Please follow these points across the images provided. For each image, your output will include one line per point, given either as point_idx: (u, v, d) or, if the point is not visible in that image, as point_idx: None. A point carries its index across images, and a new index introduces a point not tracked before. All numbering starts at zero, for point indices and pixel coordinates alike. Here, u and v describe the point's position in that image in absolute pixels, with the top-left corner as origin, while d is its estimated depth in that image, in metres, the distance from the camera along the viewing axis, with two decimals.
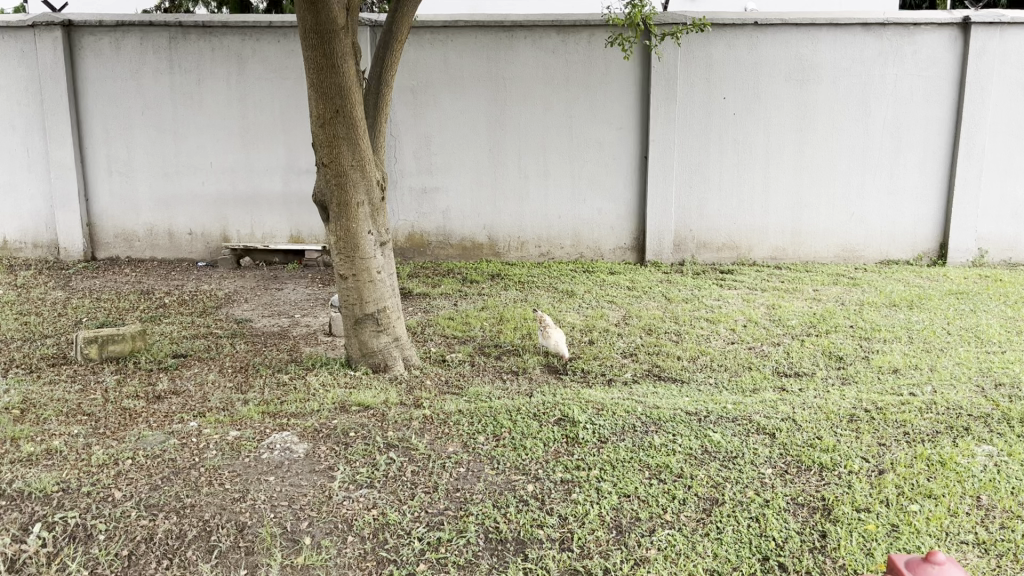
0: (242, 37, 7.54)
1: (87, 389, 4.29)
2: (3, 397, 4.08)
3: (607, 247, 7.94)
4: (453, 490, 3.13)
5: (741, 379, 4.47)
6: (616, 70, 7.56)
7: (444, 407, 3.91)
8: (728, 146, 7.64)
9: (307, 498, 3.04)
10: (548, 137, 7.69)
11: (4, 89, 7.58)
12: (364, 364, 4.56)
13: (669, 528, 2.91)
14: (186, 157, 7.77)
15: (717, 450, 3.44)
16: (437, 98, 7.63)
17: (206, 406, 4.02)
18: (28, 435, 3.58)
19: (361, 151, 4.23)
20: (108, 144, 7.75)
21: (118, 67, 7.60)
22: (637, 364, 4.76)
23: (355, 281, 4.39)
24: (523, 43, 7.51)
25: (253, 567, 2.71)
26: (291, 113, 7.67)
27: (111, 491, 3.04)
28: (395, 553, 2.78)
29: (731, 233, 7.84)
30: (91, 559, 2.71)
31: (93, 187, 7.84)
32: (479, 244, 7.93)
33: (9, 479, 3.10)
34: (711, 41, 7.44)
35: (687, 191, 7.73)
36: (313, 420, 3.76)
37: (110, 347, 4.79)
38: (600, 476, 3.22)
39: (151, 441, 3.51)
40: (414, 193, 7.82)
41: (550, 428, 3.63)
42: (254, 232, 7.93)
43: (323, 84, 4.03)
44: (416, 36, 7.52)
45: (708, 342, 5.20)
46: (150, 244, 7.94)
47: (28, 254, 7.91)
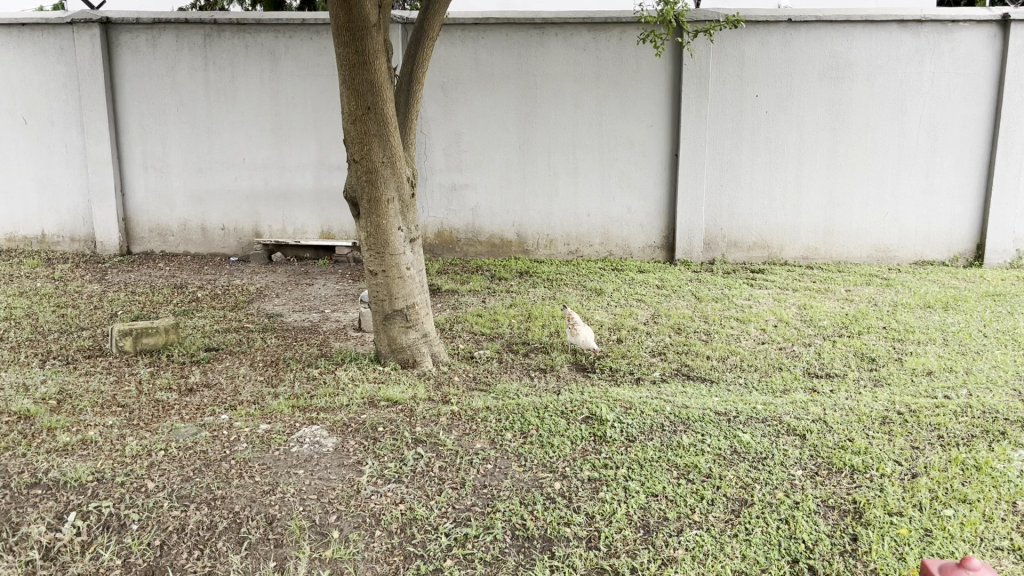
0: (276, 34, 7.61)
1: (121, 380, 4.36)
2: (41, 387, 4.17)
3: (637, 245, 7.90)
4: (481, 486, 3.14)
5: (772, 379, 4.44)
6: (647, 68, 7.52)
7: (472, 404, 3.92)
8: (760, 145, 7.57)
9: (335, 492, 3.07)
10: (578, 135, 7.67)
11: (44, 85, 7.72)
12: (393, 360, 4.58)
13: (697, 528, 2.89)
14: (219, 152, 7.86)
15: (746, 450, 3.42)
16: (467, 95, 7.65)
17: (237, 399, 4.07)
18: (64, 425, 3.65)
19: (392, 148, 4.25)
20: (143, 140, 7.86)
21: (154, 64, 7.71)
22: (666, 364, 4.72)
23: (385, 276, 4.41)
24: (554, 40, 7.49)
25: (283, 559, 2.74)
26: (323, 110, 7.72)
27: (145, 482, 3.09)
28: (422, 548, 2.79)
29: (762, 232, 7.77)
30: (125, 548, 2.75)
31: (129, 183, 7.96)
32: (508, 241, 7.93)
33: (45, 468, 3.17)
34: (744, 38, 7.38)
35: (717, 190, 7.68)
36: (343, 414, 3.78)
37: (144, 340, 4.86)
38: (628, 476, 3.20)
39: (183, 433, 3.56)
40: (444, 190, 7.85)
41: (577, 426, 3.62)
42: (286, 228, 8.00)
43: (355, 81, 4.05)
44: (447, 33, 7.53)
45: (738, 342, 5.16)
46: (183, 239, 8.05)
47: (66, 248, 8.05)
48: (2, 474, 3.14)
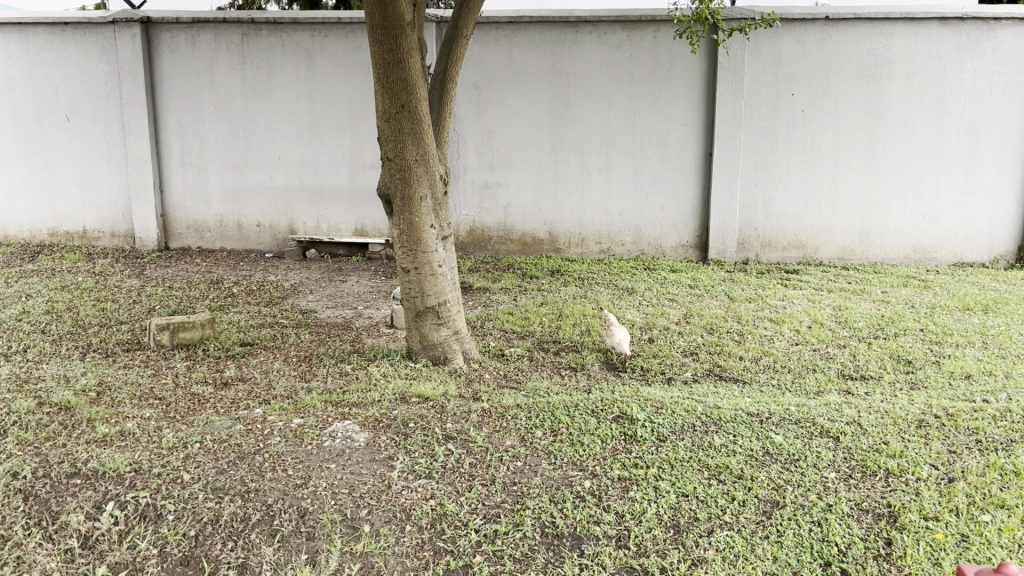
0: (312, 33, 7.68)
1: (159, 373, 4.44)
2: (81, 379, 4.26)
3: (669, 244, 7.86)
4: (510, 483, 3.15)
5: (806, 381, 4.39)
6: (681, 66, 7.48)
7: (502, 401, 3.94)
8: (796, 144, 7.49)
9: (367, 487, 3.10)
10: (611, 133, 7.65)
11: (86, 83, 7.88)
12: (425, 357, 4.60)
13: (728, 529, 2.87)
14: (255, 150, 7.96)
15: (779, 452, 3.39)
16: (500, 93, 7.66)
17: (271, 393, 4.13)
18: (103, 416, 3.72)
19: (425, 146, 4.27)
20: (182, 138, 7.99)
21: (192, 63, 7.83)
22: (698, 364, 4.70)
23: (417, 273, 4.44)
24: (588, 39, 7.47)
25: (314, 552, 2.77)
26: (357, 108, 7.78)
27: (181, 473, 3.14)
28: (452, 544, 2.81)
29: (797, 233, 7.68)
30: (161, 538, 2.80)
31: (168, 180, 8.09)
32: (540, 240, 7.93)
33: (85, 458, 3.24)
34: (780, 36, 7.30)
35: (752, 189, 7.61)
36: (375, 410, 3.82)
37: (181, 334, 4.94)
38: (658, 476, 3.19)
39: (219, 426, 3.62)
40: (476, 188, 7.87)
41: (608, 425, 3.62)
42: (320, 225, 8.08)
43: (389, 80, 4.08)
44: (481, 31, 7.55)
45: (771, 342, 5.12)
46: (219, 235, 8.16)
47: (106, 243, 8.21)
48: (43, 463, 3.21)
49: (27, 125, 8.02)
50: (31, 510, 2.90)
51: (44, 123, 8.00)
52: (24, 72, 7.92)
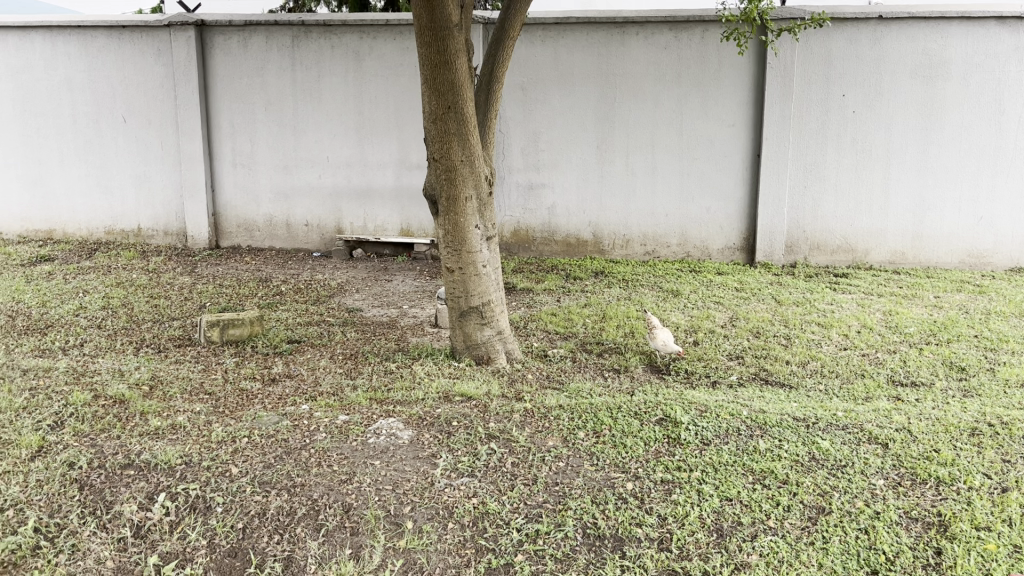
0: (360, 35, 7.78)
1: (209, 369, 4.54)
2: (135, 373, 4.37)
3: (715, 247, 7.79)
4: (552, 484, 3.16)
5: (854, 387, 4.31)
6: (729, 66, 7.40)
7: (545, 402, 3.94)
8: (846, 145, 7.36)
9: (410, 484, 3.13)
10: (657, 134, 7.60)
11: (142, 85, 8.08)
12: (468, 356, 4.63)
13: (772, 534, 2.84)
14: (304, 150, 8.08)
15: (825, 458, 3.34)
16: (546, 94, 7.66)
17: (317, 390, 4.19)
18: (155, 410, 3.82)
19: (471, 147, 4.30)
20: (233, 138, 8.15)
21: (244, 65, 7.98)
22: (743, 368, 4.65)
23: (462, 273, 4.47)
24: (635, 39, 7.44)
25: (358, 547, 2.80)
26: (404, 109, 7.85)
27: (229, 467, 3.21)
28: (494, 542, 2.82)
29: (847, 236, 7.55)
30: (210, 529, 2.86)
31: (219, 179, 8.26)
32: (584, 241, 7.91)
33: (138, 451, 3.33)
34: (831, 36, 7.19)
35: (800, 191, 7.50)
36: (418, 408, 3.85)
37: (231, 330, 5.04)
38: (702, 479, 3.17)
39: (266, 422, 3.69)
40: (521, 189, 7.89)
41: (651, 427, 3.60)
42: (367, 225, 8.18)
43: (436, 80, 4.12)
44: (527, 33, 7.57)
45: (819, 347, 5.05)
46: (269, 234, 8.30)
47: (159, 241, 8.42)
48: (98, 455, 3.30)
49: (85, 126, 8.25)
50: (86, 500, 2.99)
51: (102, 124, 8.22)
52: (83, 74, 8.14)
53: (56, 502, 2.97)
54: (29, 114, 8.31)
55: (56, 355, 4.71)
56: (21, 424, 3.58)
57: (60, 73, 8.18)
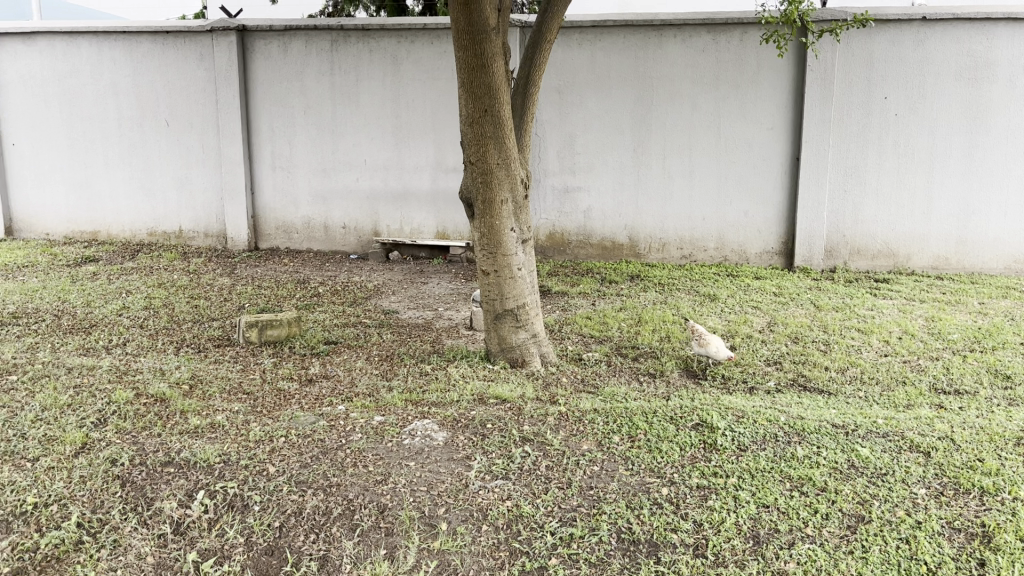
0: (398, 39, 7.83)
1: (247, 369, 4.60)
2: (175, 372, 4.45)
3: (753, 251, 7.71)
4: (587, 487, 3.15)
5: (895, 394, 4.23)
6: (768, 69, 7.33)
7: (580, 405, 3.93)
8: (888, 148, 7.25)
9: (445, 485, 3.14)
10: (694, 137, 7.55)
11: (185, 89, 8.22)
12: (503, 359, 4.63)
13: (810, 542, 2.80)
14: (342, 153, 8.16)
15: (865, 466, 3.28)
16: (582, 98, 7.65)
17: (354, 391, 4.23)
18: (195, 409, 3.88)
19: (507, 150, 4.31)
20: (273, 141, 8.26)
21: (284, 69, 8.08)
22: (781, 373, 4.60)
23: (497, 276, 4.48)
24: (673, 41, 7.40)
25: (393, 547, 2.81)
26: (441, 112, 7.89)
27: (267, 466, 3.25)
28: (528, 545, 2.82)
29: (888, 241, 7.43)
30: (247, 527, 2.90)
31: (259, 182, 8.37)
32: (620, 245, 7.88)
33: (178, 449, 3.38)
34: (873, 37, 7.09)
35: (840, 195, 7.40)
36: (453, 410, 3.87)
37: (270, 331, 5.11)
38: (738, 485, 3.14)
39: (303, 422, 3.72)
40: (557, 193, 7.88)
41: (687, 432, 3.58)
42: (403, 227, 8.23)
43: (473, 84, 4.14)
44: (564, 36, 7.56)
45: (859, 353, 4.96)
46: (307, 236, 8.39)
47: (200, 242, 8.56)
48: (139, 452, 3.37)
49: (130, 129, 8.42)
50: (128, 496, 3.04)
51: (146, 128, 8.38)
52: (128, 79, 8.31)
53: (99, 498, 3.02)
54: (75, 118, 8.50)
55: (99, 354, 4.80)
56: (66, 421, 3.66)
57: (106, 78, 8.36)
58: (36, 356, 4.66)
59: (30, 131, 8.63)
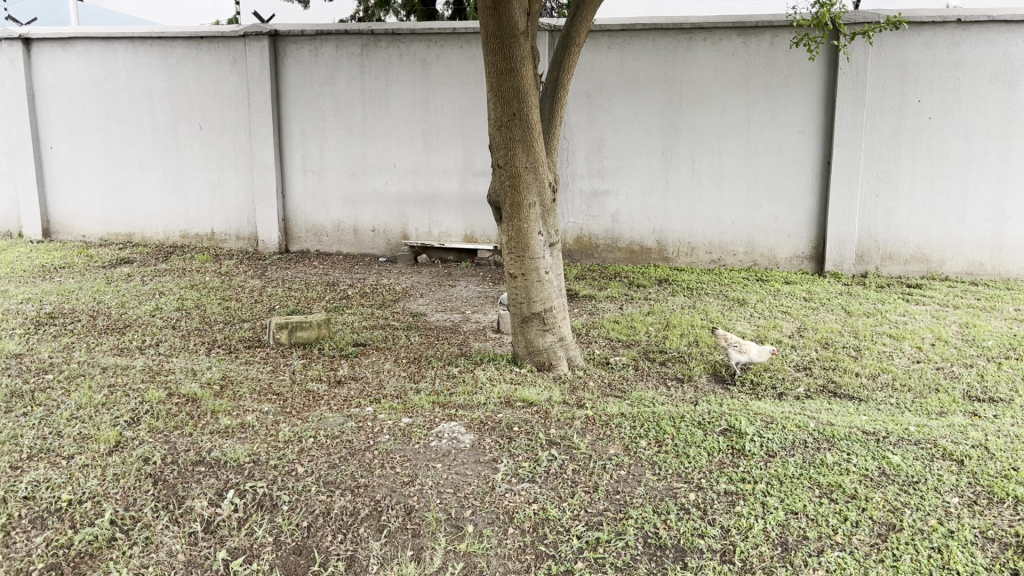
0: (428, 44, 7.88)
1: (277, 370, 4.65)
2: (207, 373, 4.51)
3: (783, 255, 7.64)
4: (613, 492, 3.14)
5: (928, 401, 4.17)
6: (800, 72, 7.27)
7: (607, 409, 3.92)
8: (921, 152, 7.15)
9: (471, 488, 3.16)
10: (724, 141, 7.50)
11: (218, 94, 8.33)
12: (530, 362, 4.64)
13: (839, 550, 2.77)
14: (372, 157, 8.22)
15: (896, 473, 3.24)
16: (611, 101, 7.63)
17: (382, 393, 4.25)
18: (226, 409, 3.93)
19: (536, 153, 4.31)
20: (304, 145, 8.34)
21: (315, 73, 8.16)
22: (811, 379, 4.55)
23: (525, 279, 4.48)
24: (702, 45, 7.37)
25: (420, 548, 2.82)
26: (470, 116, 7.93)
27: (295, 466, 3.29)
28: (554, 549, 2.82)
29: (921, 246, 7.33)
30: (276, 527, 2.93)
31: (290, 185, 8.46)
32: (649, 248, 7.86)
33: (209, 448, 3.43)
34: (907, 40, 7.00)
35: (872, 199, 7.31)
36: (480, 413, 3.88)
37: (299, 333, 5.15)
38: (766, 491, 3.11)
39: (332, 423, 3.76)
40: (585, 196, 7.87)
41: (714, 438, 3.56)
42: (431, 231, 8.26)
43: (502, 87, 4.15)
44: (593, 40, 7.55)
45: (890, 359, 4.90)
46: (337, 239, 8.47)
47: (231, 244, 8.67)
48: (171, 450, 3.42)
49: (164, 133, 8.55)
50: (160, 494, 3.09)
51: (180, 131, 8.50)
52: (163, 84, 8.44)
53: (132, 496, 3.07)
54: (112, 122, 8.65)
55: (133, 354, 4.88)
56: (100, 419, 3.73)
57: (141, 83, 8.50)
58: (72, 356, 4.74)
59: (67, 135, 8.80)
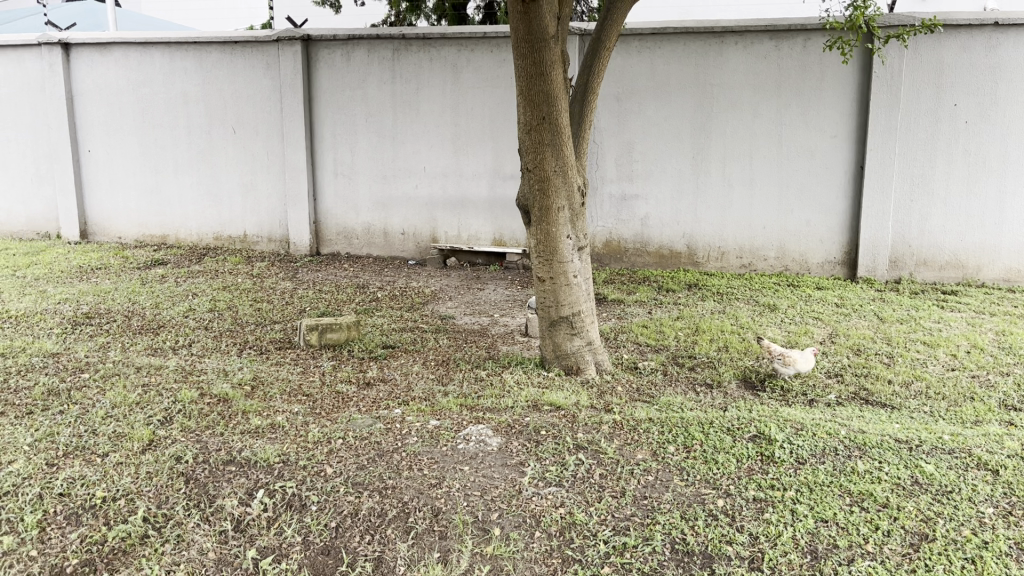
0: (458, 48, 7.91)
1: (308, 371, 4.70)
2: (238, 373, 4.57)
3: (815, 261, 7.56)
4: (641, 497, 3.13)
5: (962, 410, 4.10)
6: (833, 75, 7.20)
7: (635, 414, 3.91)
8: (958, 157, 7.04)
9: (498, 491, 3.16)
10: (756, 145, 7.45)
11: (252, 98, 8.44)
12: (558, 366, 4.64)
13: (870, 559, 2.73)
14: (402, 160, 8.27)
15: (929, 482, 3.19)
16: (641, 105, 7.60)
17: (410, 395, 4.27)
18: (257, 409, 3.97)
19: (565, 158, 4.31)
20: (335, 148, 8.42)
21: (347, 78, 8.23)
22: (843, 386, 4.50)
23: (553, 283, 4.48)
24: (734, 48, 7.32)
25: (446, 551, 2.83)
26: (499, 120, 7.95)
27: (324, 467, 3.32)
28: (581, 553, 2.81)
29: (957, 252, 7.21)
30: (304, 527, 2.95)
31: (321, 188, 8.53)
32: (678, 253, 7.82)
33: (239, 447, 3.47)
34: (943, 43, 6.90)
35: (906, 204, 7.21)
36: (508, 416, 3.89)
37: (329, 335, 5.20)
38: (796, 499, 3.08)
39: (360, 424, 3.79)
40: (614, 200, 7.85)
41: (744, 444, 3.53)
42: (461, 234, 8.29)
43: (531, 91, 4.15)
44: (623, 43, 7.53)
45: (924, 367, 4.83)
46: (367, 241, 8.53)
47: (263, 246, 8.77)
48: (203, 450, 3.47)
49: (198, 136, 8.67)
50: (191, 493, 3.13)
51: (214, 135, 8.62)
52: (198, 88, 8.57)
53: (164, 494, 3.12)
54: (148, 126, 8.80)
55: (166, 354, 4.95)
56: (134, 418, 3.79)
57: (177, 87, 8.63)
58: (107, 356, 4.83)
59: (104, 138, 8.96)
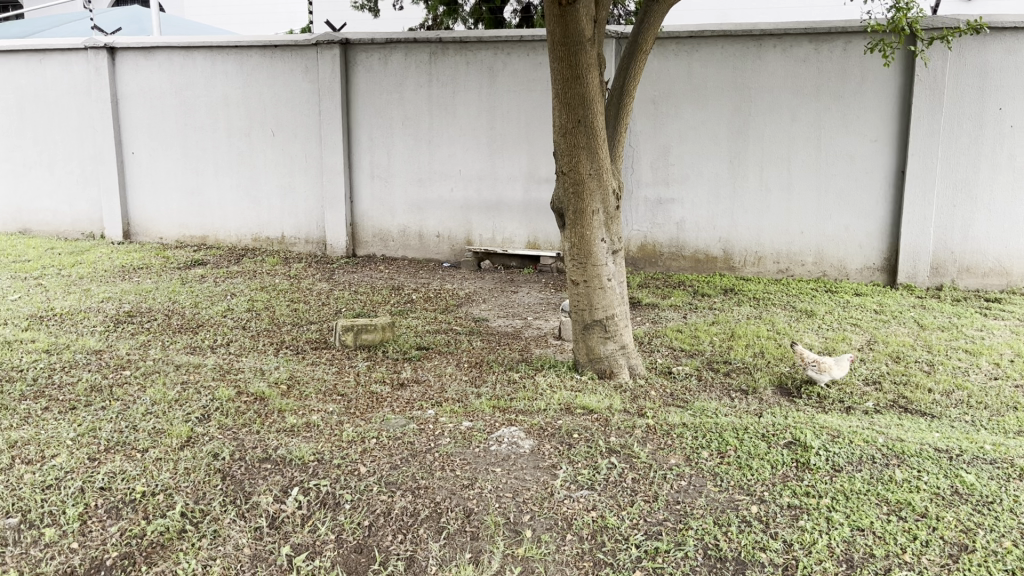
0: (495, 51, 7.94)
1: (343, 371, 4.75)
2: (275, 372, 4.63)
3: (854, 266, 7.46)
4: (673, 502, 3.11)
5: (1004, 420, 4.01)
6: (874, 78, 7.10)
7: (668, 419, 3.89)
8: (1003, 162, 6.91)
9: (530, 493, 3.17)
10: (794, 149, 7.37)
11: (291, 101, 8.55)
12: (591, 369, 4.63)
13: (907, 569, 2.68)
14: (438, 163, 8.32)
15: (969, 492, 3.13)
16: (678, 108, 7.56)
17: (443, 396, 4.30)
18: (292, 408, 4.02)
19: (600, 160, 4.30)
20: (371, 151, 8.49)
21: (384, 81, 8.30)
22: (881, 394, 4.42)
23: (587, 286, 4.48)
24: (772, 52, 7.25)
25: (478, 551, 2.84)
26: (535, 123, 7.96)
27: (358, 466, 3.35)
28: (612, 557, 2.80)
29: (1001, 258, 7.08)
30: (338, 525, 2.98)
31: (358, 190, 8.61)
32: (713, 257, 7.76)
33: (275, 445, 3.52)
34: (988, 46, 6.77)
35: (949, 210, 7.09)
36: (540, 418, 3.89)
37: (364, 335, 5.24)
38: (832, 507, 3.04)
39: (394, 424, 3.82)
40: (650, 204, 7.81)
41: (778, 451, 3.49)
42: (495, 237, 8.32)
43: (568, 95, 4.16)
44: (660, 46, 7.50)
45: (965, 375, 4.74)
46: (402, 244, 8.59)
47: (300, 248, 8.87)
48: (240, 447, 3.52)
49: (238, 138, 8.81)
50: (228, 489, 3.18)
51: (253, 137, 8.75)
52: (238, 91, 8.70)
53: (202, 490, 3.17)
54: (189, 128, 8.96)
55: (205, 352, 5.04)
56: (173, 415, 3.86)
57: (218, 90, 8.78)
58: (148, 353, 4.93)
59: (147, 140, 9.13)
